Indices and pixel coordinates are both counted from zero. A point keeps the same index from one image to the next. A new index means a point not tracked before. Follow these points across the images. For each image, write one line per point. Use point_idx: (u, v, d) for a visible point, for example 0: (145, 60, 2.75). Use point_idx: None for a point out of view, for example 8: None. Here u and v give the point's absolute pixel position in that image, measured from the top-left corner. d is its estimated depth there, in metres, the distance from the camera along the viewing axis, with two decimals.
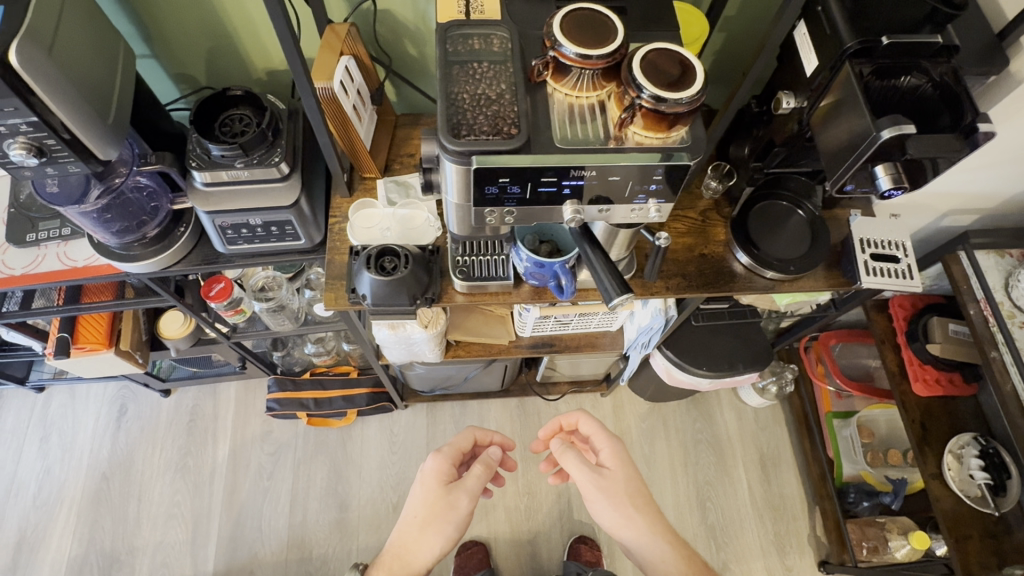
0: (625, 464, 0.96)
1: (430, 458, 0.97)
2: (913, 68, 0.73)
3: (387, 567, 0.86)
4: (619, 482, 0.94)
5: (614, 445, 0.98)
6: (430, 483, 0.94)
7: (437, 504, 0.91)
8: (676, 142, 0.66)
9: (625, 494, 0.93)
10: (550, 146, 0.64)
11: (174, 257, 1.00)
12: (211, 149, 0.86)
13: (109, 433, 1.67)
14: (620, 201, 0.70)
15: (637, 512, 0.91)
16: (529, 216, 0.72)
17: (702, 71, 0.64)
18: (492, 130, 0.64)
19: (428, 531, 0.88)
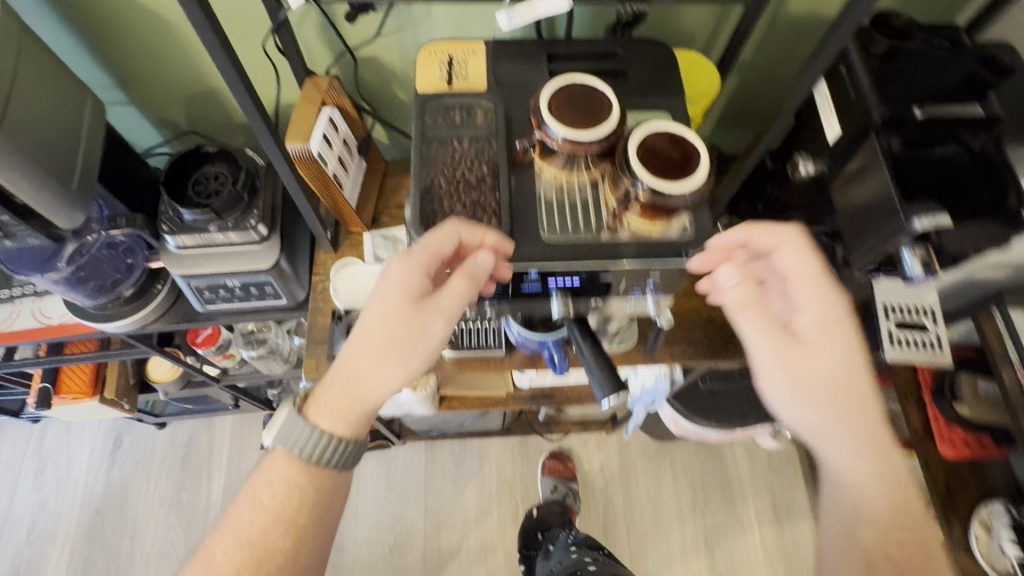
0: (831, 325, 0.64)
1: (395, 267, 0.61)
2: (949, 139, 0.64)
3: (331, 409, 0.65)
4: (845, 373, 0.64)
5: (821, 315, 0.64)
6: (392, 298, 0.62)
7: (400, 328, 0.62)
8: (676, 234, 0.59)
9: (848, 405, 0.63)
10: (534, 245, 0.58)
11: (151, 315, 0.96)
12: (183, 213, 0.81)
13: (104, 466, 1.65)
14: (613, 294, 0.65)
15: (856, 433, 0.63)
16: (514, 308, 0.66)
17: (707, 157, 0.57)
18: (470, 224, 0.58)
19: (384, 361, 0.63)
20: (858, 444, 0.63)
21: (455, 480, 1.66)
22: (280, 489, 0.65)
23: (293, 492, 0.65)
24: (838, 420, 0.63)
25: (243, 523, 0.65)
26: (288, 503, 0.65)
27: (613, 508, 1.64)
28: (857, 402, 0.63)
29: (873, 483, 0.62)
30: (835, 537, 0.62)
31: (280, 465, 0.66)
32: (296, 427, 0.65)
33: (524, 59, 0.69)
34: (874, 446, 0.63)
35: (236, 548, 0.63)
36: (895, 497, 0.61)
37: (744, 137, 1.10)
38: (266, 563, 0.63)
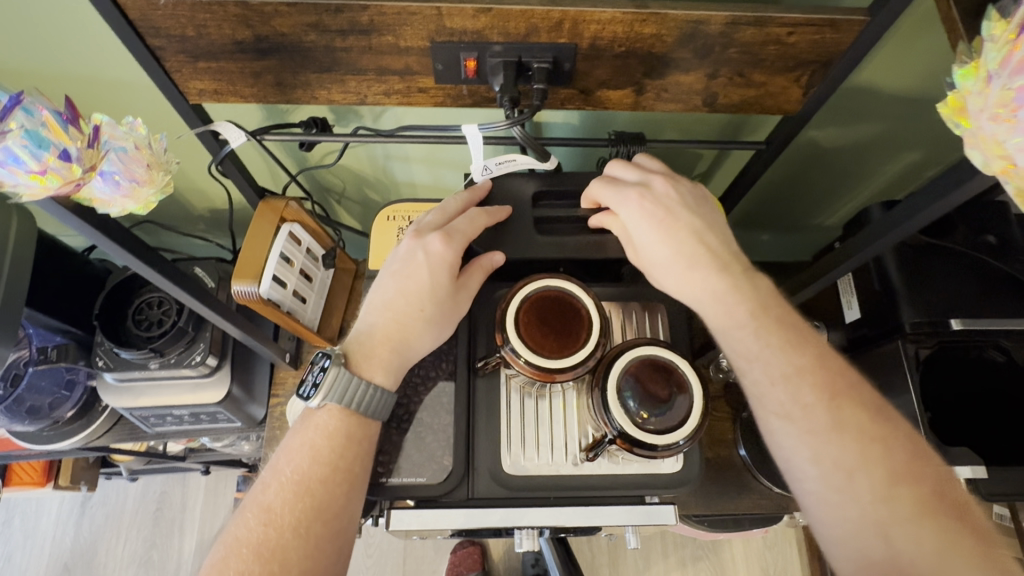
0: (671, 234, 0.50)
1: (432, 241, 0.53)
2: (988, 347, 0.55)
3: (381, 362, 0.51)
4: (677, 244, 0.50)
5: (630, 206, 0.51)
6: (426, 276, 0.52)
7: (428, 296, 0.52)
8: (664, 471, 0.51)
9: (698, 267, 0.50)
10: (493, 486, 0.50)
11: (95, 433, 0.87)
12: (119, 351, 0.73)
13: (74, 518, 1.60)
14: (591, 531, 0.57)
15: (758, 329, 0.48)
16: (476, 532, 0.57)
17: (702, 392, 0.49)
18: (423, 460, 0.51)
19: (421, 330, 0.52)
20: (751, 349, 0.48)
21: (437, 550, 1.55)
22: (310, 436, 0.49)
23: (335, 439, 0.48)
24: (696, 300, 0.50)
25: (290, 470, 0.48)
26: (345, 453, 0.48)
27: None
28: (734, 280, 0.50)
29: (841, 425, 0.44)
30: (811, 472, 0.43)
31: (330, 419, 0.49)
32: (355, 382, 0.49)
33: None
34: (786, 348, 0.47)
35: (291, 497, 0.47)
36: (837, 392, 0.45)
37: (779, 243, 0.97)
38: (310, 525, 0.46)
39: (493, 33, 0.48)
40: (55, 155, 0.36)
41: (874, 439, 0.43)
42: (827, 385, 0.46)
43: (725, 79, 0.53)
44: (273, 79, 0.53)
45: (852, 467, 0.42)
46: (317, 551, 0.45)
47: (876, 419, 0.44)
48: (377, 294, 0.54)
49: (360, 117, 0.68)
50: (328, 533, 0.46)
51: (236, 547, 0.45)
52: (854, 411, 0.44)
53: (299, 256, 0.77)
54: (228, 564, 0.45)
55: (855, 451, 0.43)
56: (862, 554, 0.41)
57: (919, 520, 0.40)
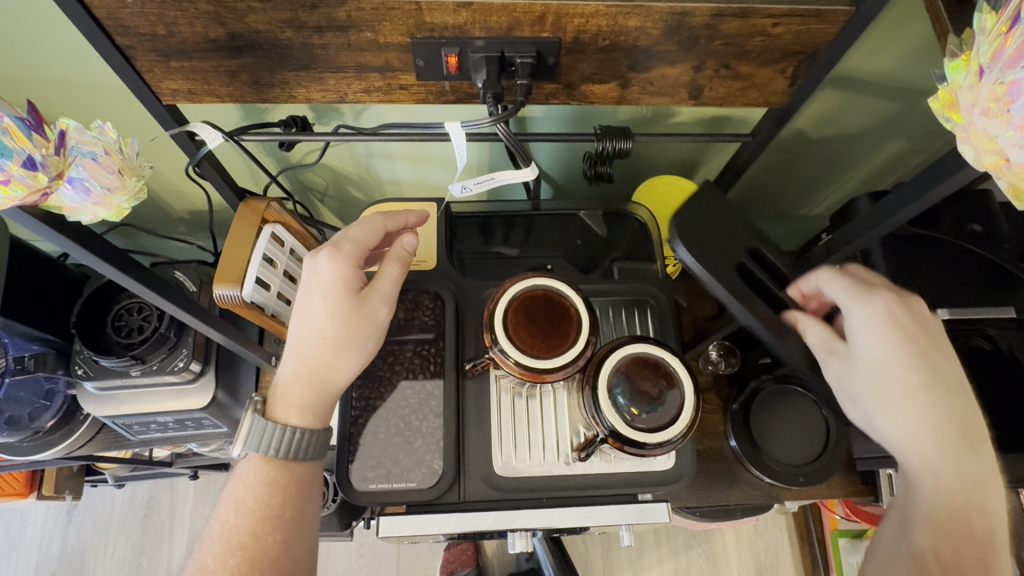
0: (916, 358, 0.45)
1: (322, 260, 0.51)
2: (975, 335, 0.55)
3: (299, 403, 0.50)
4: (913, 374, 0.45)
5: (872, 311, 0.47)
6: (320, 297, 0.50)
7: (335, 316, 0.50)
8: (657, 468, 0.51)
9: (925, 404, 0.45)
10: (486, 490, 0.50)
11: (78, 442, 0.85)
12: (98, 359, 0.71)
13: (60, 527, 1.57)
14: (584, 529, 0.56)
15: (955, 521, 0.44)
16: (469, 534, 0.57)
17: (692, 389, 0.48)
18: (413, 465, 0.50)
19: (335, 353, 0.50)
20: (930, 523, 0.45)
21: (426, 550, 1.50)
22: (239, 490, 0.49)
23: (260, 489, 0.49)
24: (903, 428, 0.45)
25: (220, 524, 0.48)
26: (272, 500, 0.49)
27: None
28: (955, 439, 0.45)
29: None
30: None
31: (253, 471, 0.49)
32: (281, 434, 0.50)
33: None
34: (951, 529, 0.44)
35: (222, 551, 0.47)
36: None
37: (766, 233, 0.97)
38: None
39: (475, 28, 0.47)
40: (19, 163, 0.34)
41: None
42: (960, 547, 0.43)
43: (711, 71, 0.53)
44: (250, 78, 0.52)
45: None
46: None
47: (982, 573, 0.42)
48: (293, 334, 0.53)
49: (341, 114, 0.66)
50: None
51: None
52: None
53: (282, 257, 0.75)
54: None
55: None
56: None
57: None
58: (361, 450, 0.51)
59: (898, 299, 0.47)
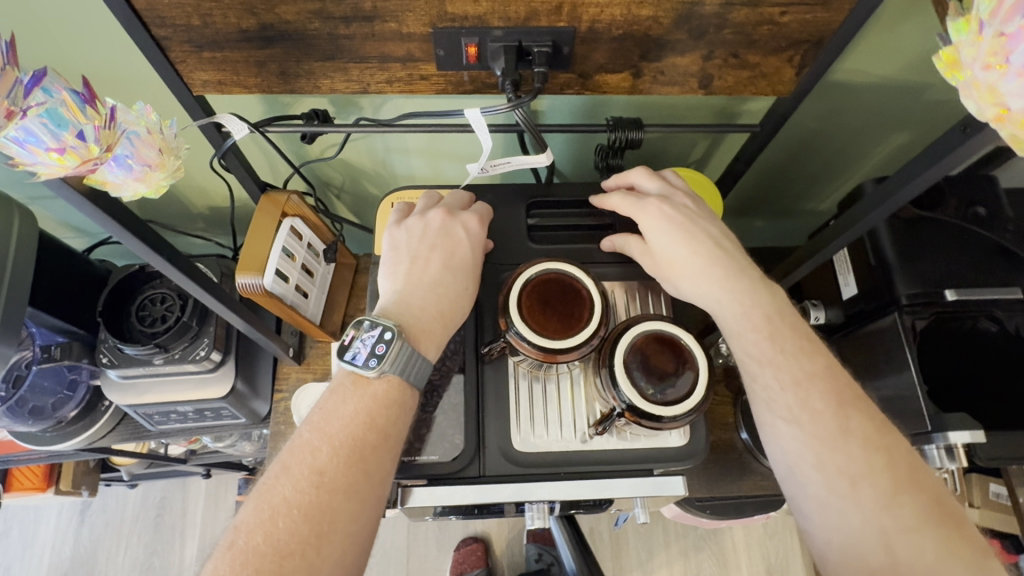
0: (690, 237, 0.52)
1: (469, 219, 0.55)
2: (983, 318, 0.56)
3: (438, 338, 0.50)
4: (687, 250, 0.51)
5: (650, 214, 0.53)
6: (468, 249, 0.54)
7: (471, 270, 0.54)
8: (672, 444, 0.52)
9: (700, 271, 0.51)
10: (505, 464, 0.51)
11: (100, 432, 0.87)
12: (123, 347, 0.73)
13: (73, 527, 1.58)
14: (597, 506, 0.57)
15: (769, 331, 0.49)
16: (483, 512, 0.58)
17: (706, 367, 0.49)
18: (434, 439, 0.51)
19: (469, 300, 0.53)
20: (779, 373, 0.47)
21: None
22: (364, 403, 0.46)
23: (390, 408, 0.47)
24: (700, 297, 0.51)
25: (342, 433, 0.45)
26: (396, 422, 0.46)
27: None
28: (750, 279, 0.51)
29: (847, 430, 0.45)
30: (815, 477, 0.44)
31: (389, 389, 0.47)
32: (418, 356, 0.48)
33: (500, 211, 0.61)
34: (801, 373, 0.47)
35: (342, 459, 0.44)
36: (843, 400, 0.46)
37: (770, 227, 0.99)
38: (360, 488, 0.43)
39: (494, 17, 0.49)
40: (73, 134, 0.37)
41: (879, 448, 0.44)
42: (832, 393, 0.46)
43: (720, 60, 0.55)
44: (277, 68, 0.54)
45: (854, 475, 0.43)
46: (365, 515, 0.43)
47: (868, 417, 0.45)
48: (418, 267, 0.52)
49: (360, 108, 0.69)
50: (376, 498, 0.44)
51: (286, 506, 0.42)
52: (859, 420, 0.45)
53: (300, 250, 0.78)
54: (273, 525, 0.41)
55: (860, 458, 0.44)
56: (824, 508, 0.43)
57: (919, 528, 0.41)
58: None
59: (667, 195, 0.55)
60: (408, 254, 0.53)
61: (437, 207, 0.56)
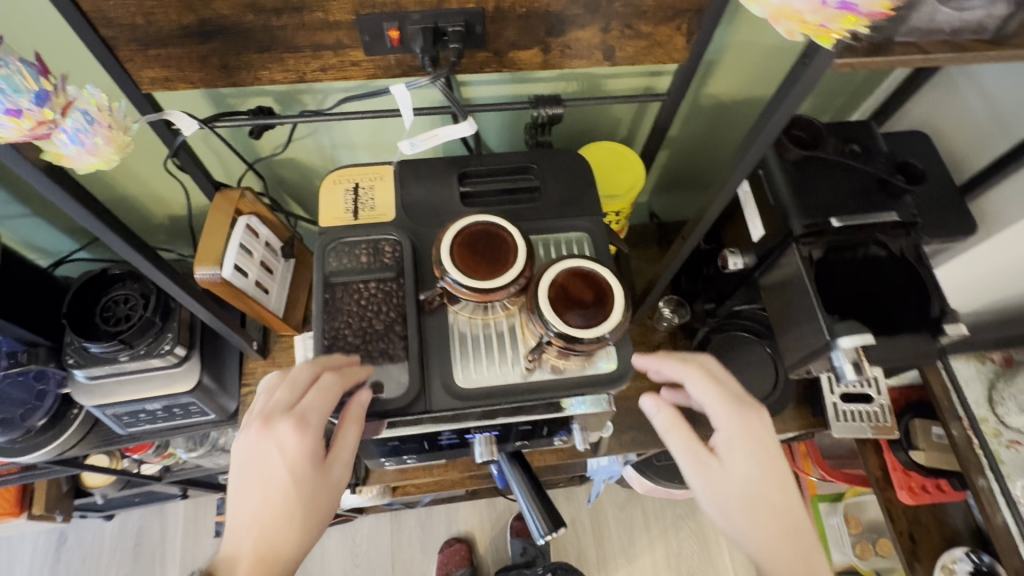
0: (761, 459, 0.57)
1: (285, 433, 0.51)
2: (871, 242, 0.63)
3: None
4: (758, 456, 0.57)
5: (735, 420, 0.57)
6: (285, 473, 0.51)
7: (301, 493, 0.51)
8: (600, 370, 0.57)
9: (762, 477, 0.57)
10: (449, 399, 0.55)
11: (70, 440, 0.89)
12: (88, 346, 0.76)
13: (47, 566, 1.55)
14: (541, 436, 0.61)
15: (789, 549, 0.54)
16: (439, 453, 0.62)
17: (621, 294, 0.55)
18: (383, 380, 0.55)
19: (294, 523, 0.51)
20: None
21: (423, 549, 1.60)
22: None
23: None
24: (746, 490, 0.56)
25: None
26: None
27: (587, 566, 1.58)
28: (785, 492, 0.56)
29: None
30: None
31: None
32: None
33: (436, 181, 0.66)
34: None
35: None
36: None
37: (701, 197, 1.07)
38: None
39: (409, 2, 0.55)
40: (28, 98, 0.43)
41: None
42: None
43: (617, 31, 0.62)
44: (218, 62, 0.59)
45: None
46: None
47: None
48: (241, 506, 0.52)
49: (304, 104, 0.75)
50: None
51: None
52: None
53: (257, 247, 0.83)
54: None
55: None
56: None
57: None
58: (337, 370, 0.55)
59: (758, 412, 0.58)
60: (233, 481, 0.53)
61: (260, 420, 0.53)
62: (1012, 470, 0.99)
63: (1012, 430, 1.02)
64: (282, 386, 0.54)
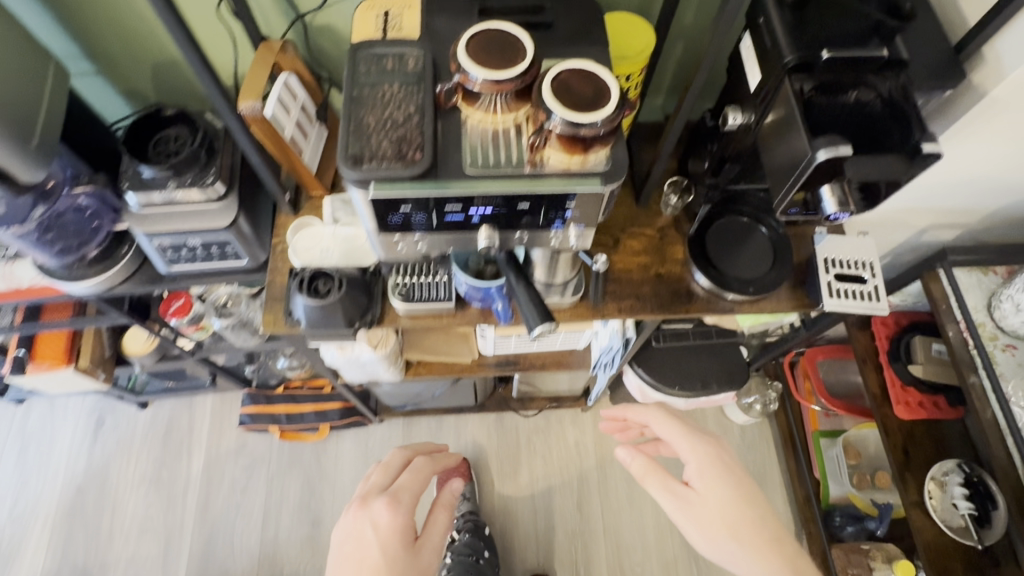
0: (723, 472, 0.83)
1: (381, 513, 0.80)
2: (859, 83, 0.68)
3: None
4: (715, 467, 0.83)
5: (696, 452, 0.85)
6: (379, 540, 0.77)
7: (395, 562, 0.76)
8: (594, 167, 0.62)
9: (725, 482, 0.82)
10: (459, 176, 0.61)
11: (117, 277, 0.99)
12: (142, 170, 0.84)
13: (85, 446, 1.67)
14: (538, 228, 0.67)
15: (760, 529, 0.78)
16: (444, 243, 0.68)
17: (619, 93, 0.60)
18: (399, 156, 0.60)
19: None
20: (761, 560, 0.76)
21: None
22: None
23: None
24: (721, 493, 0.81)
25: None
26: None
27: (587, 484, 1.65)
28: (750, 489, 0.82)
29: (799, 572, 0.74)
30: None
31: None
32: None
33: (458, 12, 0.72)
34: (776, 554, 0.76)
35: None
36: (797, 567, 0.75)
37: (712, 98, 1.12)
38: None
39: None
40: None
41: None
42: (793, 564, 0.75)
43: None
44: None
45: None
46: None
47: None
48: None
49: None
50: None
51: None
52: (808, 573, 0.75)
53: (294, 107, 0.90)
54: None
55: None
56: None
57: None
58: (363, 146, 0.61)
59: (717, 445, 0.86)
60: (331, 563, 0.77)
61: (356, 506, 0.82)
62: (1005, 371, 1.02)
63: (1009, 335, 1.04)
64: (376, 475, 0.87)
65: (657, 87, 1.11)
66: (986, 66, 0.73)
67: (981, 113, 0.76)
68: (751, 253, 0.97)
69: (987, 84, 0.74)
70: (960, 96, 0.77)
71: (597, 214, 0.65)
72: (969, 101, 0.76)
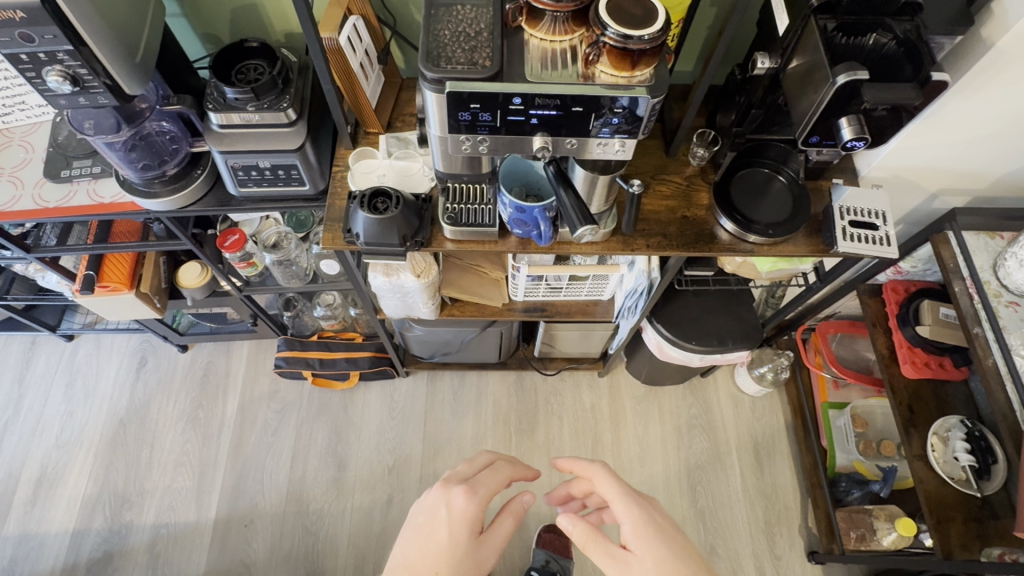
0: (656, 536, 0.71)
1: (457, 497, 0.75)
2: (878, 26, 0.77)
3: None
4: (653, 529, 0.72)
5: (631, 517, 0.73)
6: (450, 531, 0.72)
7: (459, 557, 0.71)
8: (639, 82, 0.71)
9: (663, 547, 0.70)
10: (521, 79, 0.71)
11: (190, 197, 1.07)
12: (227, 91, 0.94)
13: (129, 382, 1.78)
14: (586, 135, 0.75)
15: None
16: (502, 146, 0.78)
17: (666, 14, 0.69)
18: (469, 61, 0.70)
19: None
20: None
21: (452, 411, 1.76)
22: None
23: None
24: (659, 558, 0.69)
25: None
26: None
27: (601, 445, 1.71)
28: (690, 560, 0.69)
29: None
30: None
31: None
32: None
33: None
34: None
35: None
36: None
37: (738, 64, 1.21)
38: None
39: None
40: None
41: None
42: None
43: None
44: None
45: None
46: None
47: None
48: (399, 554, 0.72)
49: None
50: None
51: None
52: None
53: (359, 47, 0.99)
54: None
55: None
56: None
57: None
58: (442, 52, 0.71)
59: (649, 504, 0.75)
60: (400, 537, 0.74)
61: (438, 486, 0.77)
62: (1008, 325, 1.07)
63: (1012, 293, 1.09)
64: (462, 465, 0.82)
65: (688, 51, 1.19)
66: (994, 20, 0.81)
67: (990, 65, 0.84)
68: (773, 198, 1.06)
69: (994, 36, 0.82)
70: (970, 48, 0.85)
71: (642, 123, 0.73)
72: (979, 53, 0.84)
